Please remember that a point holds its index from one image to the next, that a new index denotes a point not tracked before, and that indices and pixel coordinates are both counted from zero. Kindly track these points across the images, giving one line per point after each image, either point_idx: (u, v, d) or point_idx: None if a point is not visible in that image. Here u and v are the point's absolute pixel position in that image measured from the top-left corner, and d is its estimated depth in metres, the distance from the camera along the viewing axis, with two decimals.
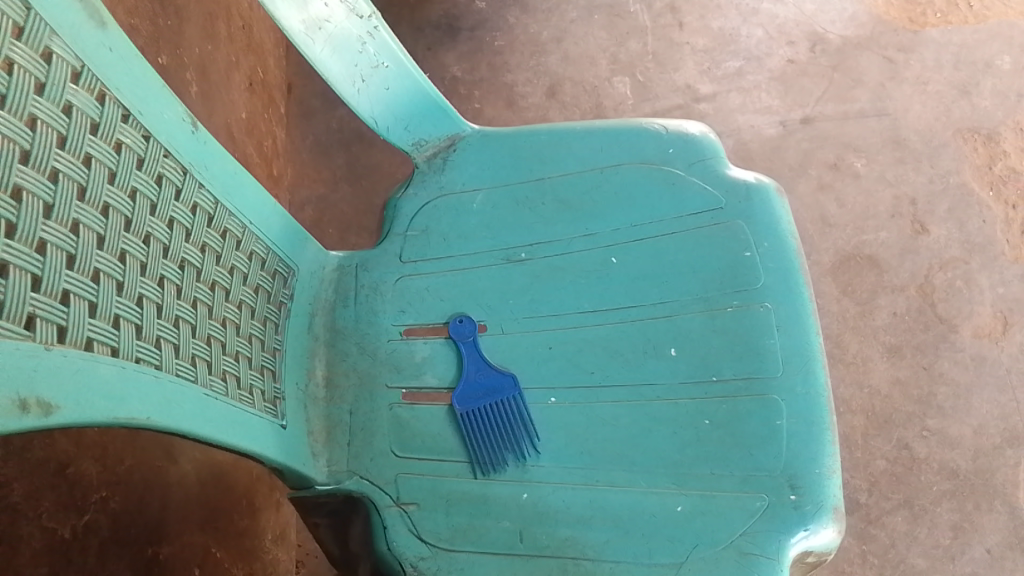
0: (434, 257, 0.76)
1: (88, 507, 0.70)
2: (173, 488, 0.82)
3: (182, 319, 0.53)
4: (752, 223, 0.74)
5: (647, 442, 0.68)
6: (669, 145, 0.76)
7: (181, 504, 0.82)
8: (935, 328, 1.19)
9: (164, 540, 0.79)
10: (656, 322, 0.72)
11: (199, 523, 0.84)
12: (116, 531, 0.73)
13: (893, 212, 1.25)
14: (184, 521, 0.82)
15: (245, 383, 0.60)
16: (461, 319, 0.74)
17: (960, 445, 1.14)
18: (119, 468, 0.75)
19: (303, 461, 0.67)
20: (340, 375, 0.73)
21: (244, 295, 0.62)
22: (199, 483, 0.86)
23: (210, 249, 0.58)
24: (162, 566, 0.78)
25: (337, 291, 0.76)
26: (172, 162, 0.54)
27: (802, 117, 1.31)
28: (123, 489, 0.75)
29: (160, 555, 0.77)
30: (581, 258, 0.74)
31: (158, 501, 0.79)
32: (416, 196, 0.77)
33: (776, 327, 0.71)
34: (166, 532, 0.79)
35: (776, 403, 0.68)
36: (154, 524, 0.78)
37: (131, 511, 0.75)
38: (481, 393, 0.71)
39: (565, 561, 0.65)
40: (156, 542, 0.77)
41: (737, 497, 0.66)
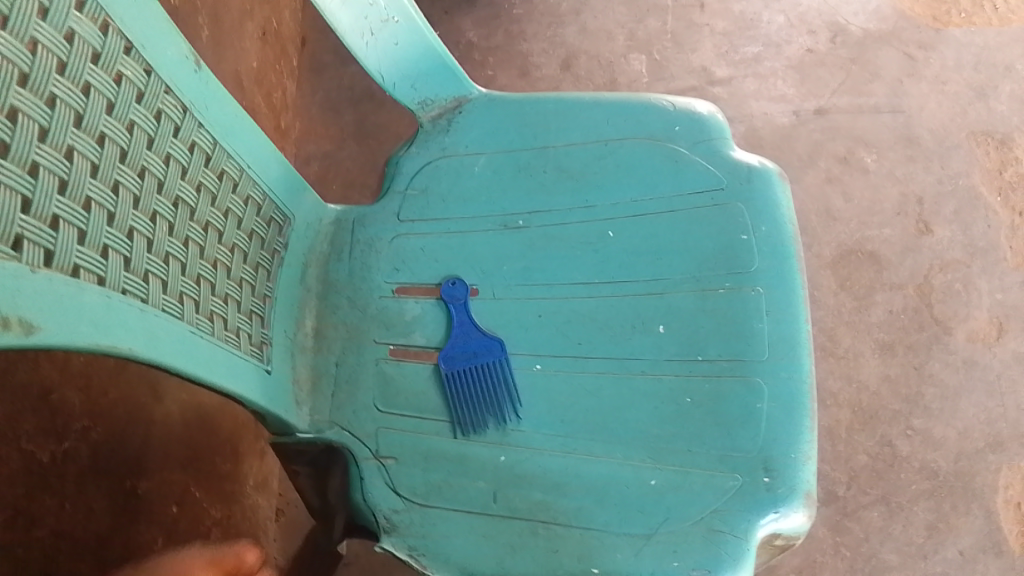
0: (432, 217, 0.76)
1: (69, 435, 0.71)
2: (155, 425, 0.83)
3: (173, 256, 0.54)
4: (751, 207, 0.74)
5: (628, 415, 0.69)
6: (675, 122, 0.76)
7: (163, 441, 0.83)
8: (930, 329, 1.19)
9: (145, 474, 0.80)
10: (647, 298, 0.72)
11: (180, 462, 0.85)
12: (96, 461, 0.74)
13: (898, 210, 1.25)
14: (165, 458, 0.83)
15: (233, 326, 0.61)
16: (453, 281, 0.74)
17: (943, 446, 1.14)
18: (102, 400, 0.76)
19: (286, 408, 0.68)
20: (329, 327, 0.74)
21: (238, 239, 0.62)
22: (182, 423, 0.87)
23: (206, 190, 0.58)
24: (140, 499, 0.79)
25: (332, 244, 0.76)
26: (172, 99, 0.54)
27: (816, 108, 1.30)
28: (105, 421, 0.76)
29: (139, 488, 0.79)
30: (577, 228, 0.75)
31: (140, 436, 0.80)
32: (418, 155, 0.77)
33: (766, 312, 0.71)
34: (147, 467, 0.80)
35: (759, 386, 0.69)
36: (135, 458, 0.79)
37: (112, 443, 0.76)
38: (468, 355, 0.72)
39: (535, 524, 0.66)
40: (135, 476, 0.79)
41: (712, 475, 0.66)
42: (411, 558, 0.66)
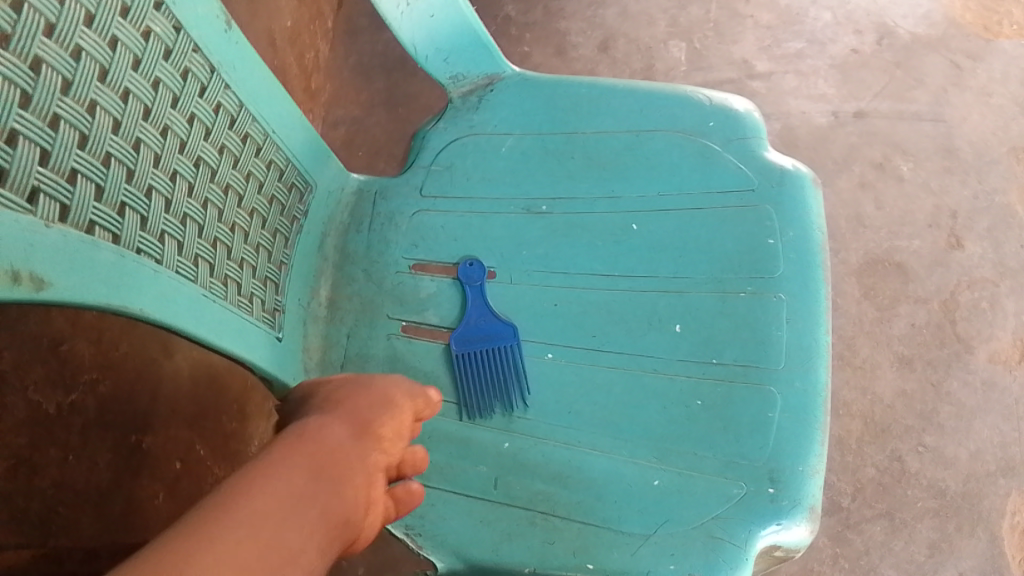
0: (454, 195, 0.75)
1: (77, 386, 0.78)
2: (165, 381, 0.85)
3: (190, 218, 0.53)
4: (781, 210, 0.72)
5: (636, 412, 0.68)
6: (710, 117, 0.74)
7: (171, 398, 0.85)
8: (951, 346, 1.17)
9: (150, 429, 0.83)
10: (665, 296, 0.71)
11: (187, 420, 0.86)
12: (102, 413, 0.79)
13: (930, 222, 1.22)
14: (172, 415, 0.85)
15: (247, 291, 0.60)
16: (471, 262, 0.73)
17: (954, 466, 1.13)
18: (113, 354, 0.80)
19: (294, 375, 0.67)
20: (343, 298, 0.73)
21: (257, 203, 0.62)
22: (192, 381, 0.87)
23: (229, 152, 0.57)
24: (144, 454, 0.82)
25: (353, 215, 0.76)
26: (200, 58, 0.53)
27: (856, 111, 1.27)
28: (113, 374, 0.80)
29: (143, 444, 0.82)
30: (601, 218, 0.73)
31: (147, 390, 0.83)
32: (446, 131, 0.76)
33: (786, 319, 0.69)
34: (152, 421, 0.83)
35: (772, 395, 0.68)
36: (141, 413, 0.82)
37: (120, 396, 0.81)
38: (480, 338, 0.71)
39: (534, 514, 0.66)
40: (140, 431, 0.82)
41: (716, 481, 0.66)
42: (406, 536, 0.66)
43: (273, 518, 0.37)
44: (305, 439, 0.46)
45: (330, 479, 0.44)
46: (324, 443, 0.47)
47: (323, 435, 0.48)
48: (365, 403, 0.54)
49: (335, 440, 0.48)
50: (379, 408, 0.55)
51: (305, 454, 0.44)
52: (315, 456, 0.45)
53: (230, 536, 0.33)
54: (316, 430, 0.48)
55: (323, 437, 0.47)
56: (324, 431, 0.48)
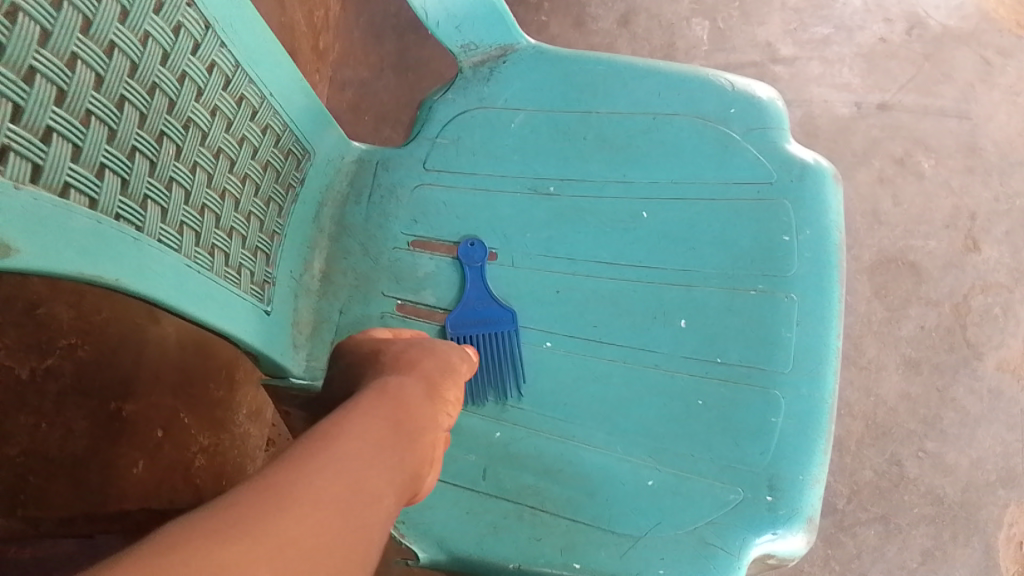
0: (459, 171, 0.72)
1: (54, 351, 0.76)
2: (150, 346, 0.83)
3: (176, 182, 0.50)
4: (799, 206, 0.69)
5: (634, 409, 0.66)
6: (732, 104, 0.70)
7: (155, 364, 0.83)
8: (959, 351, 1.15)
9: (131, 397, 0.81)
10: (672, 289, 0.68)
11: (172, 387, 0.84)
12: (80, 379, 0.77)
13: (948, 223, 1.19)
14: (156, 382, 0.83)
15: (235, 262, 0.57)
16: (472, 242, 0.70)
17: (953, 473, 1.11)
18: (94, 318, 0.79)
19: (281, 350, 0.64)
20: (337, 271, 0.70)
21: (250, 170, 0.59)
22: (179, 347, 0.86)
23: (222, 114, 0.54)
24: (125, 422, 0.80)
25: (352, 185, 0.73)
26: (194, 13, 0.50)
27: (880, 102, 1.23)
28: (94, 338, 0.79)
29: (123, 411, 0.80)
30: (610, 204, 0.70)
31: (130, 356, 0.81)
32: (454, 102, 0.73)
33: (796, 321, 0.67)
34: (134, 387, 0.81)
35: (777, 399, 0.65)
36: (122, 379, 0.80)
37: (100, 362, 0.79)
38: (477, 321, 0.69)
39: (522, 508, 0.64)
40: (121, 398, 0.80)
41: (712, 486, 0.64)
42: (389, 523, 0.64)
43: (360, 462, 0.39)
44: (382, 396, 0.48)
45: (404, 430, 0.46)
46: (398, 398, 0.49)
47: (394, 390, 0.50)
48: (427, 360, 0.56)
49: (408, 396, 0.50)
50: (442, 362, 0.57)
51: (381, 409, 0.46)
52: (391, 412, 0.47)
53: (321, 474, 0.36)
54: (393, 385, 0.51)
55: (396, 393, 0.50)
56: (396, 388, 0.51)
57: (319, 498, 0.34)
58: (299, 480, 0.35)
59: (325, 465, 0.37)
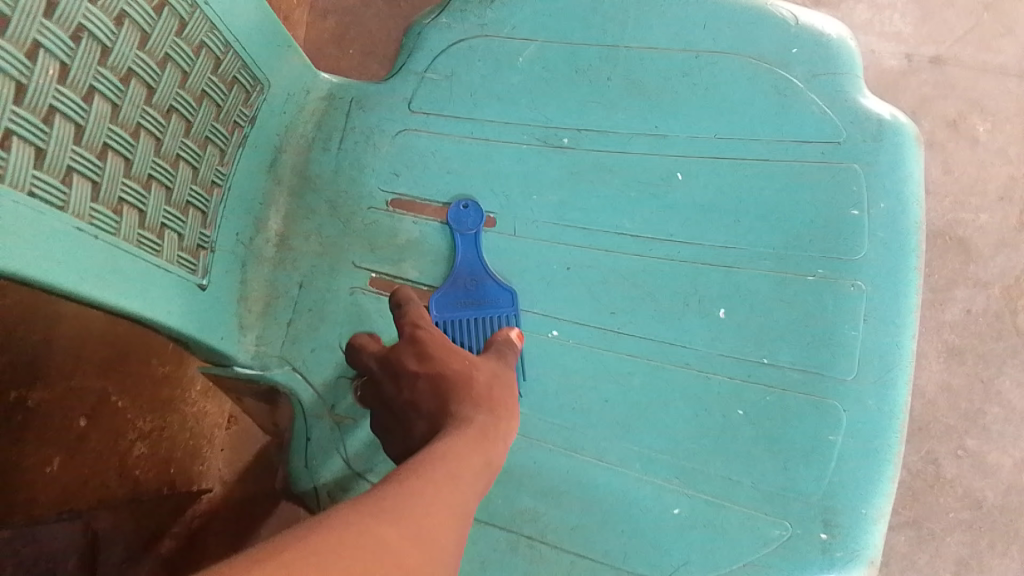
0: (453, 115, 0.58)
1: None
2: (63, 319, 0.74)
3: (63, 115, 0.36)
4: (873, 173, 0.55)
5: (660, 418, 0.54)
6: (795, 42, 0.56)
7: (74, 342, 0.74)
8: (1008, 340, 1.02)
9: (39, 384, 0.72)
10: (711, 271, 0.55)
11: (98, 368, 0.75)
12: None
13: (1003, 194, 1.05)
14: (76, 364, 0.74)
15: (153, 222, 0.44)
16: (467, 205, 0.57)
17: (994, 475, 0.99)
18: None
19: (221, 334, 0.51)
20: (297, 235, 0.57)
21: (178, 102, 0.44)
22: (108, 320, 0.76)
23: (133, 25, 0.40)
24: (30, 413, 0.71)
25: (319, 127, 0.59)
26: None
27: (933, 56, 1.08)
28: None
29: (28, 401, 0.71)
30: (637, 162, 0.57)
31: (38, 334, 0.72)
32: (449, 29, 0.58)
33: (864, 317, 0.54)
34: (45, 373, 0.72)
35: (835, 412, 0.53)
36: (27, 363, 0.71)
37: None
38: (470, 303, 0.56)
39: (517, 538, 0.52)
40: (25, 386, 0.71)
41: (753, 517, 0.52)
42: None
43: (474, 473, 0.41)
44: (485, 402, 0.47)
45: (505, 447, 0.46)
46: (499, 405, 0.48)
47: (495, 394, 0.48)
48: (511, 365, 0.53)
49: (506, 403, 0.48)
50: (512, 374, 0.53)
51: (487, 419, 0.46)
52: (501, 422, 0.47)
53: (445, 482, 0.38)
54: (494, 394, 0.48)
55: (495, 399, 0.48)
56: (497, 392, 0.48)
57: (450, 500, 0.37)
58: (431, 482, 0.37)
59: (445, 472, 0.39)
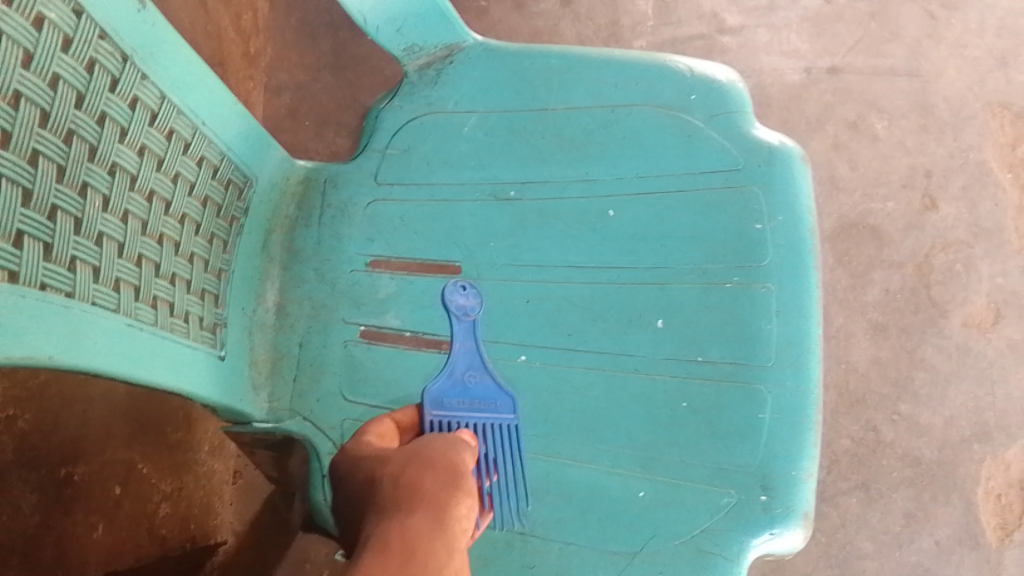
0: (414, 182, 0.67)
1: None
2: (97, 400, 0.84)
3: (108, 236, 0.45)
4: (768, 192, 0.66)
5: (618, 418, 0.63)
6: (692, 90, 0.67)
7: (103, 421, 0.84)
8: (926, 312, 1.14)
9: (81, 460, 0.82)
10: (647, 289, 0.66)
11: (126, 438, 0.85)
12: (19, 448, 0.79)
13: (905, 183, 1.18)
14: (107, 438, 0.84)
15: (181, 310, 0.53)
16: (463, 287, 0.66)
17: (928, 434, 1.11)
18: (31, 384, 0.79)
19: (240, 396, 0.60)
20: (293, 302, 0.66)
21: (189, 208, 0.54)
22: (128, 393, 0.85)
23: (151, 153, 0.49)
24: (75, 485, 0.82)
25: (300, 208, 0.68)
26: (108, 46, 0.44)
27: (829, 66, 1.21)
28: (33, 406, 0.80)
29: (74, 475, 0.82)
30: (574, 204, 0.67)
31: (76, 419, 0.82)
32: (401, 109, 0.68)
33: (775, 313, 0.65)
34: (84, 451, 0.82)
35: (761, 394, 0.63)
36: (70, 442, 0.82)
37: (43, 428, 0.80)
38: (466, 403, 0.62)
39: (512, 536, 0.61)
40: (70, 463, 0.82)
41: (704, 490, 0.62)
42: None
43: None
44: (397, 496, 0.45)
45: (450, 538, 0.43)
46: (417, 489, 0.45)
47: (408, 478, 0.46)
48: (446, 448, 0.50)
49: (431, 486, 0.46)
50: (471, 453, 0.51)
51: (399, 520, 0.42)
52: (421, 518, 0.43)
53: None
54: (406, 487, 0.45)
55: (408, 486, 0.45)
56: (407, 478, 0.46)
57: None
58: None
59: None
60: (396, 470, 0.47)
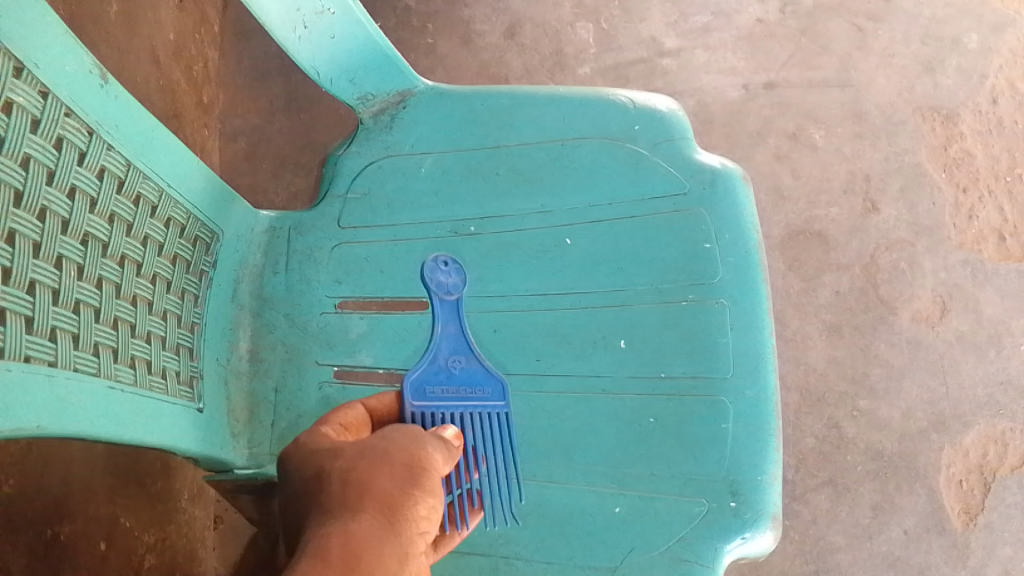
0: (376, 223, 0.70)
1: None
2: (76, 459, 0.77)
3: (85, 303, 0.46)
4: (714, 212, 0.70)
5: (589, 437, 0.66)
6: (635, 120, 0.71)
7: (86, 478, 0.78)
8: (875, 310, 1.19)
9: (66, 519, 0.75)
10: (608, 311, 0.68)
11: (107, 493, 0.81)
12: (8, 515, 0.68)
13: (846, 188, 1.23)
14: (90, 495, 0.78)
15: (158, 367, 0.54)
16: (445, 265, 0.63)
17: (887, 427, 1.15)
18: (14, 448, 0.69)
19: (221, 445, 0.62)
20: (266, 348, 0.67)
21: (159, 267, 0.55)
22: (107, 449, 0.82)
23: (121, 219, 0.50)
24: (62, 546, 0.74)
25: (267, 255, 0.70)
26: (74, 121, 0.46)
27: (766, 82, 1.26)
28: (17, 470, 0.69)
29: (60, 535, 0.73)
30: (533, 235, 0.70)
31: (58, 478, 0.74)
32: (359, 155, 0.71)
33: (730, 326, 0.68)
34: (69, 509, 0.75)
35: (723, 405, 0.66)
36: (55, 503, 0.73)
37: (29, 489, 0.70)
38: (452, 391, 0.58)
39: (496, 560, 0.63)
40: (56, 523, 0.73)
41: (678, 501, 0.65)
42: None
43: None
44: (346, 495, 0.44)
45: (399, 548, 0.42)
46: (370, 489, 0.44)
47: (360, 476, 0.44)
48: (409, 438, 0.48)
49: (384, 485, 0.44)
50: (438, 442, 0.49)
51: (341, 528, 0.42)
52: (367, 526, 0.42)
53: None
54: (354, 487, 0.44)
55: (359, 484, 0.44)
56: (359, 474, 0.45)
57: None
58: None
59: None
60: (347, 462, 0.45)
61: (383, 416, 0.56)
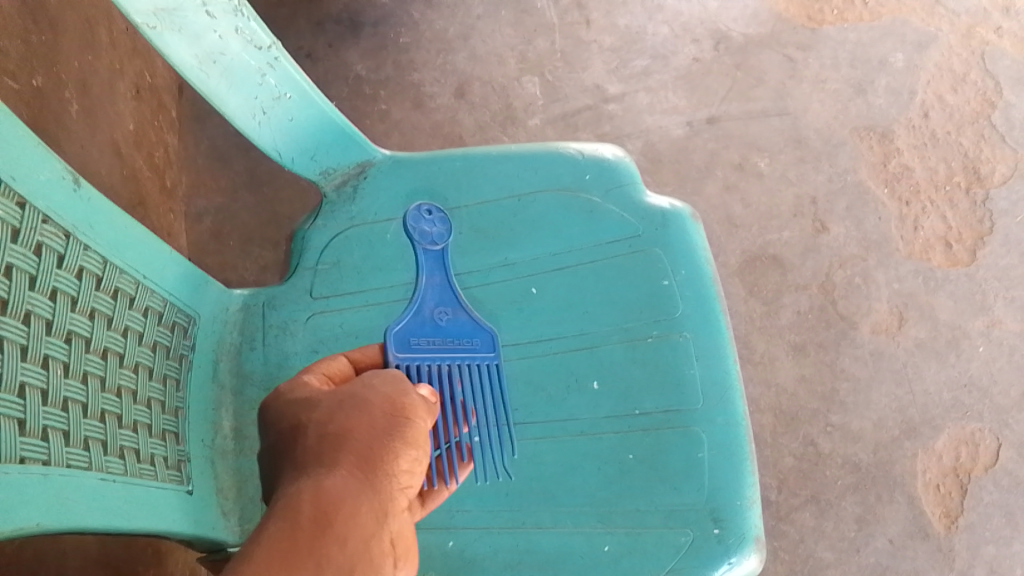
0: (347, 292, 0.72)
1: None
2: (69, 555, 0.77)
3: (73, 400, 0.48)
4: (668, 251, 0.74)
5: (571, 478, 0.68)
6: (586, 171, 0.75)
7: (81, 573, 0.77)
8: (836, 326, 1.23)
9: None
10: (577, 354, 0.71)
11: None
12: None
13: (795, 212, 1.28)
14: None
15: (147, 454, 0.55)
16: (428, 227, 0.72)
17: (861, 439, 1.19)
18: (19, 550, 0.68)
19: (212, 524, 0.62)
20: (249, 425, 0.68)
21: (141, 356, 0.57)
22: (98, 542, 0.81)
23: (101, 314, 0.52)
24: None
25: (242, 332, 0.71)
26: (51, 227, 0.48)
27: (708, 117, 1.31)
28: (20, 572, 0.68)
29: None
30: (500, 288, 0.72)
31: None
32: (326, 228, 0.73)
33: (695, 358, 0.71)
34: None
35: (697, 434, 0.69)
36: None
37: None
38: (439, 340, 0.65)
39: None
40: None
41: (664, 533, 0.66)
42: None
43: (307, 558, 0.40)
44: (326, 445, 0.47)
45: (377, 495, 0.46)
46: (348, 439, 0.47)
47: (339, 427, 0.48)
48: (390, 387, 0.51)
49: (361, 434, 0.48)
50: (420, 395, 0.53)
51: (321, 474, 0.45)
52: (344, 474, 0.46)
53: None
54: (334, 437, 0.48)
55: (338, 434, 0.48)
56: (338, 425, 0.48)
57: None
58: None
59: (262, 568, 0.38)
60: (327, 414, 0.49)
61: (367, 366, 0.61)
